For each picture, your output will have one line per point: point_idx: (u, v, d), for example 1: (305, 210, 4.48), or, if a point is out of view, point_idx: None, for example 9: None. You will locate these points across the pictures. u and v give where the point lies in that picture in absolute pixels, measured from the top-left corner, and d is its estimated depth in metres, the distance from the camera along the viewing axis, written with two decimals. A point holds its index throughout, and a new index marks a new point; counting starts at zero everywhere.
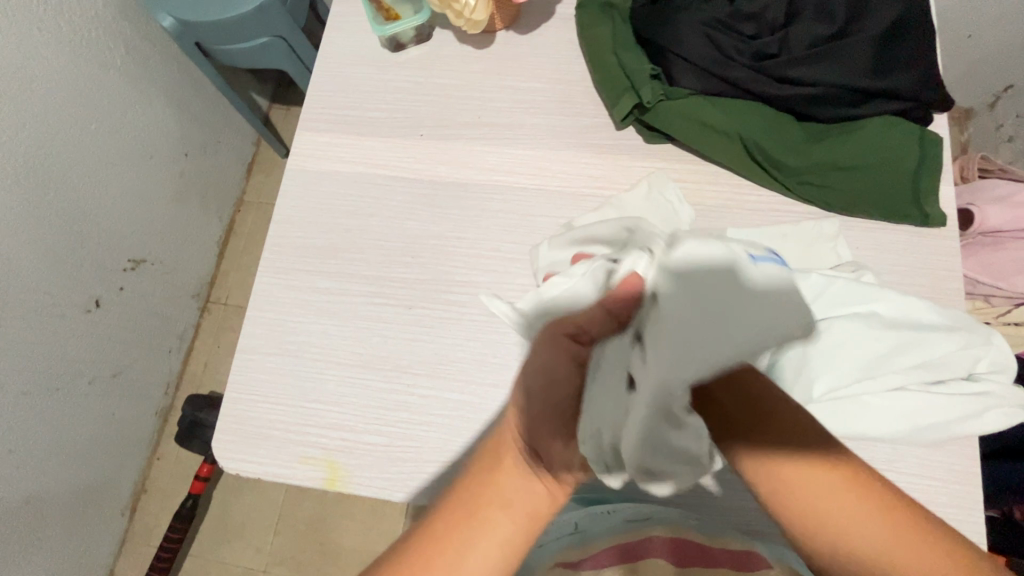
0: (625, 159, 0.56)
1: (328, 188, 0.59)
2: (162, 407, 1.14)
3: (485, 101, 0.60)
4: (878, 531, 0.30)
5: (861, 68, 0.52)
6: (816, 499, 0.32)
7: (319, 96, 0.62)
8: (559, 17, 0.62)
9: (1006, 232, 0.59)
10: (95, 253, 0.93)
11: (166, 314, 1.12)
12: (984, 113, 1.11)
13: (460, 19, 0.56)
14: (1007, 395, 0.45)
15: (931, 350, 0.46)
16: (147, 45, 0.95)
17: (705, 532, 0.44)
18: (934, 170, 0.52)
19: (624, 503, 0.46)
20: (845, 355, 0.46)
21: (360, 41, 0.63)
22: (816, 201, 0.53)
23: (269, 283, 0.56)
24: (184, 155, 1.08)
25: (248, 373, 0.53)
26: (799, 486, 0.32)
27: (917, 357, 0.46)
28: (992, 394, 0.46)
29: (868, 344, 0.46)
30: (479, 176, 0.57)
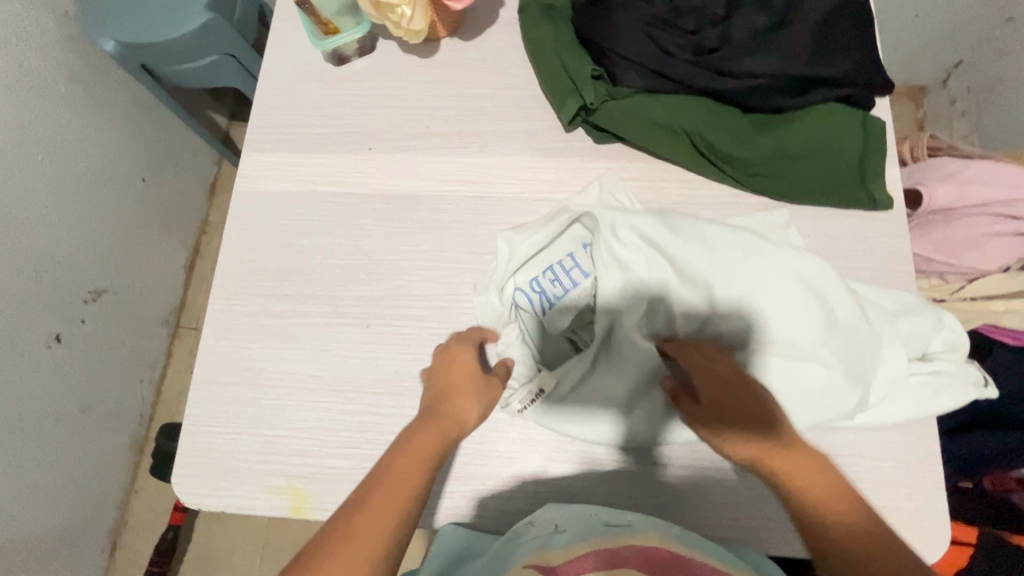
0: (576, 161, 0.56)
1: (278, 208, 0.57)
2: (137, 439, 1.12)
3: (434, 110, 0.59)
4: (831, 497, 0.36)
5: (801, 57, 0.53)
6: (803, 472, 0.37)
7: (264, 115, 0.60)
8: (502, 22, 0.62)
9: (955, 209, 0.61)
10: (53, 286, 0.90)
11: (133, 343, 1.09)
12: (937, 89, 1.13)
13: (400, 30, 0.55)
14: (958, 373, 0.47)
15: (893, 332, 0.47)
16: (92, 70, 0.92)
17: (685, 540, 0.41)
18: (879, 153, 0.53)
19: (603, 510, 0.45)
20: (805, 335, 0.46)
21: (303, 57, 0.62)
22: (766, 191, 0.53)
23: (223, 310, 0.55)
24: (140, 179, 1.06)
25: (206, 405, 0.52)
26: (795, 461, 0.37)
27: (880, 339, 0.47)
28: (944, 372, 0.47)
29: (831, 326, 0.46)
30: (431, 187, 0.57)
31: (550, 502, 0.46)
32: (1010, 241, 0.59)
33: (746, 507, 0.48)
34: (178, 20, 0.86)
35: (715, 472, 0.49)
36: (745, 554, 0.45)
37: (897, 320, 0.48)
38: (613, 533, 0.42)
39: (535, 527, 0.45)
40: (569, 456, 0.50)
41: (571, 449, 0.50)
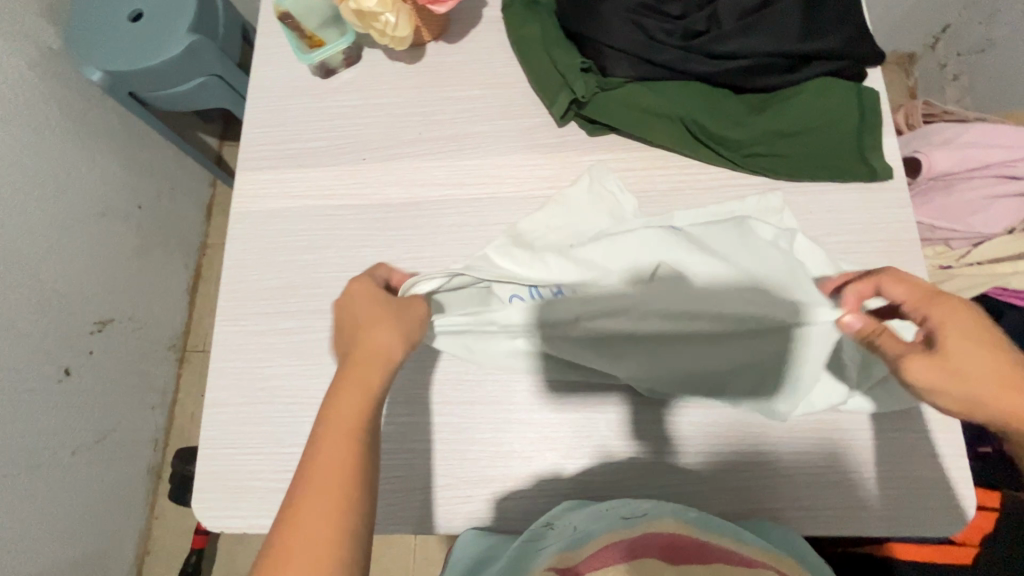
0: (572, 155, 0.56)
1: (277, 225, 0.57)
2: (153, 466, 1.12)
3: (425, 115, 0.59)
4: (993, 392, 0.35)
5: (791, 33, 0.52)
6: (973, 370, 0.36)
7: (256, 133, 0.60)
8: (486, 21, 0.61)
9: (957, 174, 0.60)
10: (58, 321, 0.90)
11: (142, 370, 1.09)
12: (927, 55, 1.13)
13: (385, 38, 0.54)
14: None
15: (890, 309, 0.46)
16: (81, 101, 0.92)
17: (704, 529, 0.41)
18: (875, 124, 0.52)
19: (622, 502, 0.45)
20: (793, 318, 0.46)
21: (290, 71, 0.62)
22: (765, 171, 0.53)
23: (230, 331, 0.55)
24: (136, 207, 1.06)
25: (221, 427, 0.52)
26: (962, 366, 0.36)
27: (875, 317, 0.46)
28: None
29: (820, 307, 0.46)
30: (428, 192, 0.56)
31: (569, 502, 0.47)
32: (1012, 201, 0.59)
33: (767, 489, 0.48)
34: (163, 45, 0.86)
35: (738, 457, 0.48)
36: (770, 533, 0.45)
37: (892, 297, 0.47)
38: (629, 523, 0.42)
39: (554, 529, 0.44)
40: (587, 450, 0.50)
41: (588, 445, 0.50)
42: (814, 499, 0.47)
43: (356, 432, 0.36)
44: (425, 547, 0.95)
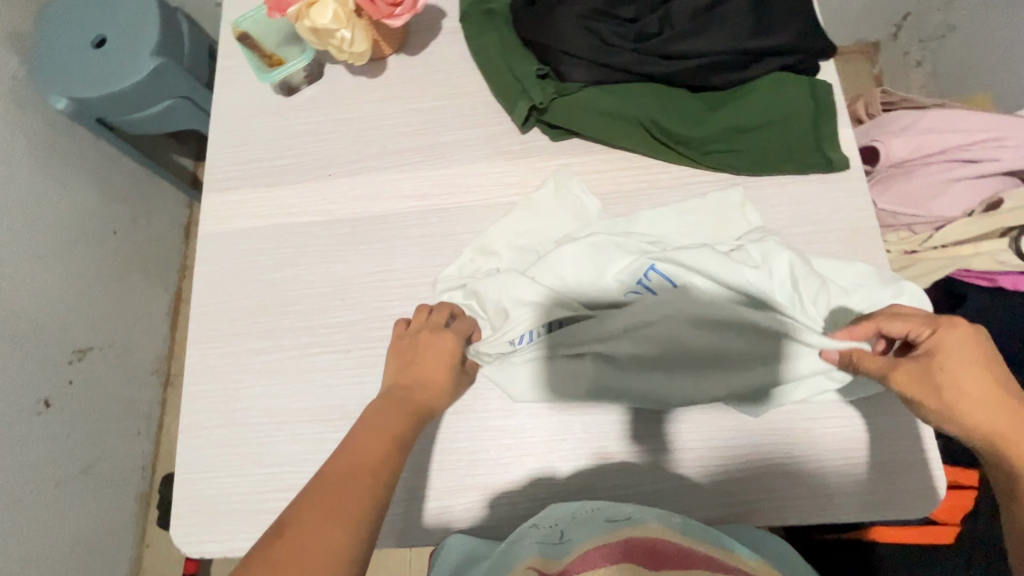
0: (536, 161, 0.56)
1: (246, 245, 0.57)
2: (141, 493, 1.11)
3: (389, 128, 0.59)
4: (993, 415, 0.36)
5: (742, 31, 0.53)
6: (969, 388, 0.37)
7: (221, 154, 0.60)
8: (446, 32, 0.62)
9: (913, 160, 0.62)
10: (36, 352, 0.89)
11: (125, 396, 1.08)
12: (890, 44, 1.15)
13: (343, 54, 0.54)
14: None
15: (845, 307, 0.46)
16: (49, 128, 0.91)
17: (687, 534, 0.41)
18: (830, 116, 0.53)
19: (607, 504, 0.45)
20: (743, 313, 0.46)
21: (253, 91, 0.62)
22: (725, 167, 0.53)
23: (203, 354, 0.54)
24: (112, 232, 1.05)
25: (198, 452, 0.52)
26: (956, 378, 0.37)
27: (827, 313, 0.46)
28: None
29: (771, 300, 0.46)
30: (396, 205, 0.57)
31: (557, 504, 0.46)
32: (971, 184, 0.60)
33: (744, 482, 0.48)
34: (128, 69, 0.85)
35: (719, 457, 0.49)
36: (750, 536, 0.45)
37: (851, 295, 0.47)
38: (613, 527, 0.41)
39: (539, 528, 0.44)
40: (565, 454, 0.50)
41: (566, 448, 0.50)
42: (789, 490, 0.48)
43: (382, 460, 0.37)
44: (420, 560, 0.95)
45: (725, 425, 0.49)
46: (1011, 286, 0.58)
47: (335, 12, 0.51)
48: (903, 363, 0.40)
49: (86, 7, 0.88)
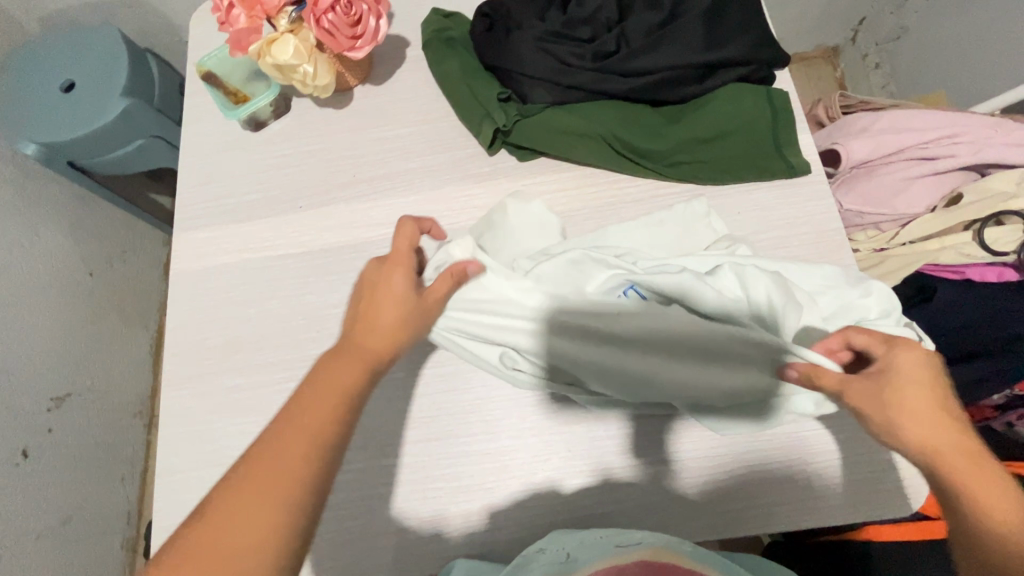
0: (504, 182, 0.57)
1: (218, 282, 0.57)
2: (128, 539, 1.08)
3: (357, 158, 0.59)
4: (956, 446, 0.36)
5: (697, 45, 0.55)
6: (920, 410, 0.36)
7: (189, 192, 0.60)
8: (410, 61, 0.63)
9: (874, 161, 0.63)
10: (13, 402, 0.87)
11: (107, 441, 1.06)
12: (849, 47, 1.18)
13: (307, 88, 0.55)
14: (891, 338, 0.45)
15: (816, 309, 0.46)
16: (19, 175, 0.90)
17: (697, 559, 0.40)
18: (789, 122, 0.54)
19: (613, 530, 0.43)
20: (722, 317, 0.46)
21: (220, 128, 0.62)
22: (689, 178, 0.54)
23: (176, 396, 0.53)
24: (88, 275, 1.04)
25: (173, 497, 0.50)
26: (908, 400, 0.37)
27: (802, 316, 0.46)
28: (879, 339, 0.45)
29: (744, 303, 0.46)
30: (367, 233, 0.57)
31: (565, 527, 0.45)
32: (931, 181, 0.62)
33: (728, 491, 0.48)
34: (97, 112, 0.85)
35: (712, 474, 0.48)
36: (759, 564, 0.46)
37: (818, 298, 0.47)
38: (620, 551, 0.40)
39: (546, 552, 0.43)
40: (550, 476, 0.49)
41: (550, 469, 0.49)
42: (776, 497, 0.48)
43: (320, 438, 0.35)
44: None
45: (723, 442, 0.49)
46: (979, 278, 0.58)
47: (297, 47, 0.52)
48: (857, 381, 0.38)
49: (53, 53, 0.88)
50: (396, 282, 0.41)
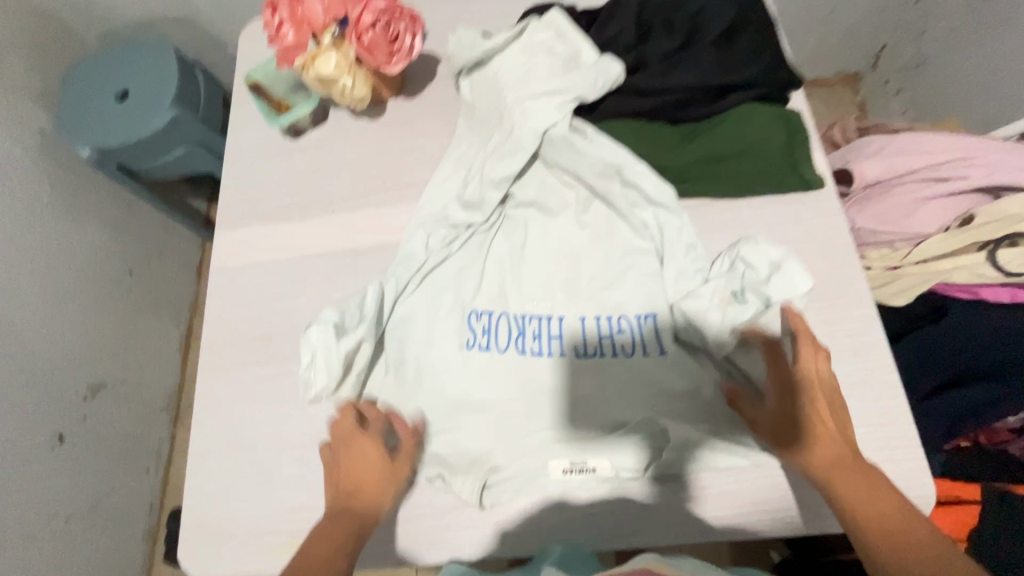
0: (525, 191, 0.60)
1: (254, 278, 0.61)
2: (150, 529, 1.11)
3: (388, 166, 0.63)
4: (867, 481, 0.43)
5: (711, 67, 0.58)
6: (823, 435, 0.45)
7: (231, 194, 0.64)
8: (440, 77, 0.67)
9: (887, 181, 0.65)
10: (52, 386, 0.91)
11: (136, 433, 1.10)
12: (870, 73, 1.19)
13: (344, 99, 0.59)
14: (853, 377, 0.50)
15: None
16: (73, 176, 0.97)
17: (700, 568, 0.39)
18: (802, 140, 0.57)
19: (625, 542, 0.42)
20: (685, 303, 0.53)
21: (262, 136, 0.67)
22: (704, 192, 0.57)
23: (211, 382, 0.57)
24: (128, 272, 1.10)
25: (205, 476, 0.54)
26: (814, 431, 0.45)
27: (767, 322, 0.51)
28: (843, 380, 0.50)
29: None
30: (393, 236, 0.60)
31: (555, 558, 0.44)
32: (946, 202, 0.63)
33: (733, 496, 0.49)
34: (147, 118, 0.92)
35: (719, 482, 0.50)
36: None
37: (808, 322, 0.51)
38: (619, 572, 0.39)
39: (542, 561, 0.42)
40: (553, 472, 0.50)
41: (556, 466, 0.50)
42: (781, 504, 0.49)
43: None
44: None
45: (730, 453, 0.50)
46: (993, 299, 0.59)
47: (338, 62, 0.56)
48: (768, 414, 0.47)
49: (111, 66, 0.95)
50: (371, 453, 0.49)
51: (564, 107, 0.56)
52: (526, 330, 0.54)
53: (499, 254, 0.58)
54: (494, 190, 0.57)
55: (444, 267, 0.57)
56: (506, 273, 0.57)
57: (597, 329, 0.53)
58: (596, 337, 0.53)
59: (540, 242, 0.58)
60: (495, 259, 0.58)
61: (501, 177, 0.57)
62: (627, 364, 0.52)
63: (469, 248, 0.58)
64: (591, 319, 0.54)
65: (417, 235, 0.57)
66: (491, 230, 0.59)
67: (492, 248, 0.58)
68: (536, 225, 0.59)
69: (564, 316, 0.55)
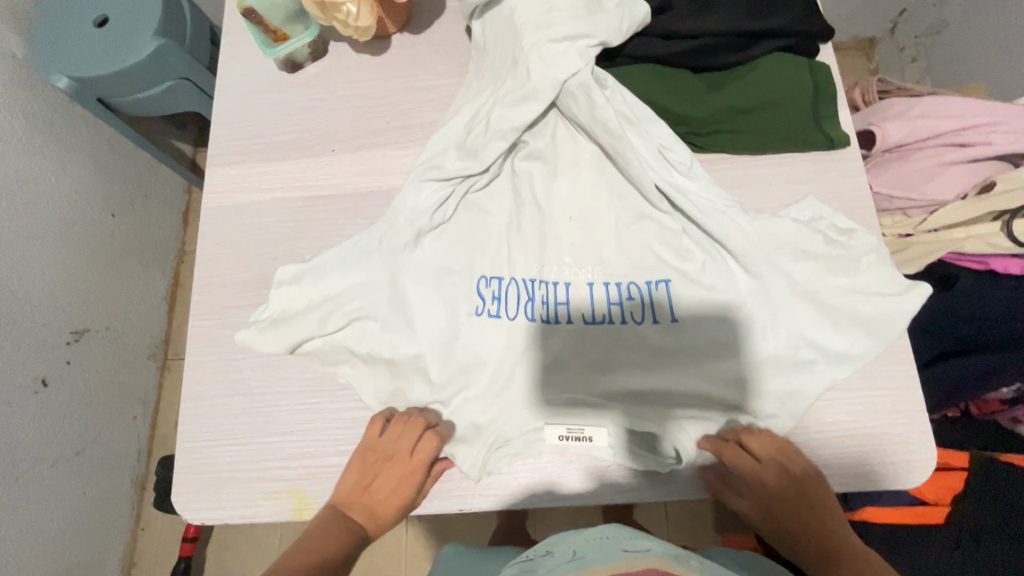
0: (540, 139, 0.57)
1: (248, 219, 0.58)
2: (138, 476, 1.11)
3: (393, 106, 0.60)
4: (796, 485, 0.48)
5: (741, 13, 0.55)
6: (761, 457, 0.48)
7: (223, 129, 0.60)
8: (448, 13, 0.62)
9: (909, 145, 0.63)
10: (33, 330, 0.88)
11: (122, 380, 1.08)
12: (887, 39, 1.15)
13: (348, 29, 0.55)
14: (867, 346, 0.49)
15: (816, 292, 0.50)
16: (48, 108, 0.91)
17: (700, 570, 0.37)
18: (830, 96, 0.54)
19: (620, 530, 0.40)
20: (702, 272, 0.52)
21: (257, 68, 0.62)
22: (726, 148, 0.55)
23: (203, 324, 0.55)
24: (110, 215, 1.05)
25: (198, 422, 0.52)
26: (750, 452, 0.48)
27: (783, 291, 0.50)
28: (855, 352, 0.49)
29: (728, 278, 0.52)
30: (398, 180, 0.57)
31: (576, 535, 0.42)
32: (964, 169, 0.62)
33: None
34: (129, 48, 0.85)
35: None
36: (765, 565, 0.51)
37: (832, 285, 0.50)
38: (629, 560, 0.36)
39: (554, 555, 0.41)
40: (549, 437, 0.50)
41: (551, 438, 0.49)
42: None
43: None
44: (416, 545, 0.95)
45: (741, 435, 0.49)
46: (1003, 268, 0.58)
47: None
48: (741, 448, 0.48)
49: None
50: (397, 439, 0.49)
51: (587, 49, 0.52)
52: (535, 295, 0.53)
53: (510, 208, 0.56)
54: (498, 140, 0.53)
55: (448, 224, 0.55)
56: (518, 224, 0.55)
57: (605, 296, 0.53)
58: (606, 303, 0.52)
59: (552, 199, 0.55)
60: (504, 214, 0.55)
61: (509, 127, 0.53)
62: (641, 326, 0.52)
63: (472, 200, 0.56)
64: (599, 284, 0.53)
65: (414, 186, 0.53)
66: (490, 179, 0.56)
67: (502, 198, 0.56)
68: (544, 180, 0.56)
69: (571, 281, 0.53)
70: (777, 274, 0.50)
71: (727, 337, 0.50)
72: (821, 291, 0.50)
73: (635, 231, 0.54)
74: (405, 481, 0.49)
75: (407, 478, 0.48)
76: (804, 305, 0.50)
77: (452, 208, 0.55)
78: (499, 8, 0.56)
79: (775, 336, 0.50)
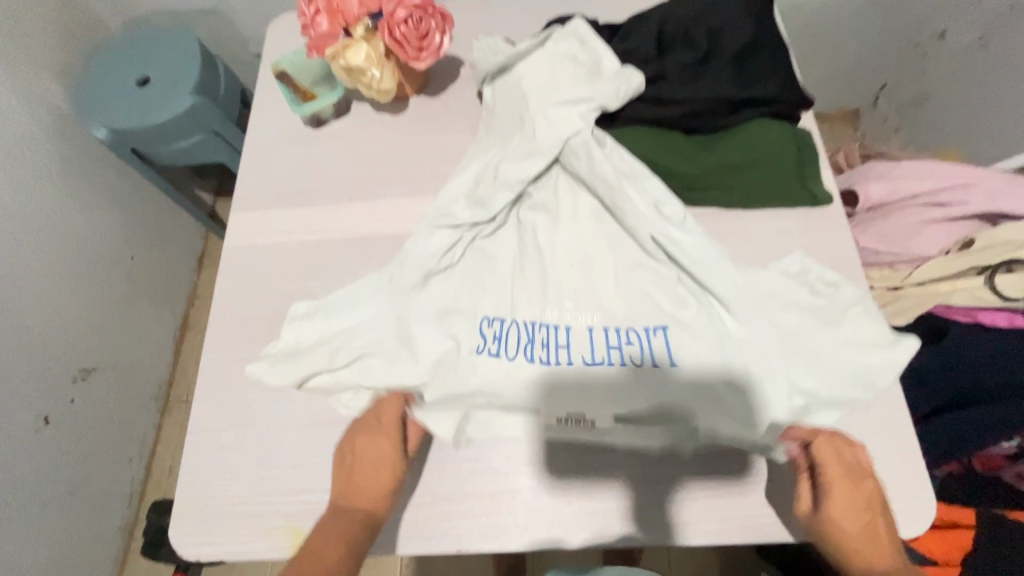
0: (543, 191, 0.61)
1: (266, 259, 0.61)
2: (126, 522, 1.08)
3: (408, 159, 0.65)
4: (855, 525, 0.44)
5: (729, 82, 0.60)
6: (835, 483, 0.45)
7: (249, 177, 0.65)
8: (462, 79, 0.69)
9: (890, 204, 0.68)
10: (42, 365, 0.90)
11: (122, 420, 1.08)
12: (871, 111, 1.23)
13: (371, 91, 0.61)
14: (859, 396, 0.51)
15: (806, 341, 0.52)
16: (84, 156, 0.97)
17: None
18: (811, 157, 0.59)
19: None
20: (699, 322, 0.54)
21: (284, 123, 0.68)
22: (717, 202, 0.59)
23: (216, 358, 0.57)
24: (129, 257, 1.09)
25: (201, 454, 0.53)
26: (829, 466, 0.46)
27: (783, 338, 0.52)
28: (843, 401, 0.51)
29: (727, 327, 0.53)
30: (409, 225, 0.61)
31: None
32: (946, 227, 0.65)
33: (736, 518, 0.49)
34: (166, 104, 0.93)
35: (725, 497, 0.50)
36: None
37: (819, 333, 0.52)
38: None
39: None
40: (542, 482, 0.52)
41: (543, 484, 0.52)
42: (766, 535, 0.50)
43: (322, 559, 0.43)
44: None
45: (738, 492, 0.50)
46: (993, 322, 0.60)
47: (368, 54, 0.58)
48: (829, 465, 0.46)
49: (132, 52, 0.96)
50: (375, 421, 0.50)
51: (588, 113, 0.58)
52: (534, 337, 0.54)
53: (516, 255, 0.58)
54: (506, 192, 0.58)
55: (455, 266, 0.57)
56: (521, 270, 0.58)
57: (605, 339, 0.54)
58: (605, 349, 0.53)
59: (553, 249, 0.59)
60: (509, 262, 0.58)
61: (516, 179, 0.57)
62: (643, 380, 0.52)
63: (474, 247, 0.59)
64: (599, 329, 0.55)
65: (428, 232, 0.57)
66: (496, 227, 0.60)
67: (505, 243, 0.59)
68: (547, 231, 0.59)
69: (572, 325, 0.55)
70: (768, 326, 0.52)
71: (726, 379, 0.51)
72: (810, 340, 0.52)
73: (632, 280, 0.57)
74: (381, 454, 0.48)
75: (388, 450, 0.48)
76: (795, 354, 0.52)
77: (457, 252, 0.57)
78: (509, 74, 0.61)
79: (770, 380, 0.51)
